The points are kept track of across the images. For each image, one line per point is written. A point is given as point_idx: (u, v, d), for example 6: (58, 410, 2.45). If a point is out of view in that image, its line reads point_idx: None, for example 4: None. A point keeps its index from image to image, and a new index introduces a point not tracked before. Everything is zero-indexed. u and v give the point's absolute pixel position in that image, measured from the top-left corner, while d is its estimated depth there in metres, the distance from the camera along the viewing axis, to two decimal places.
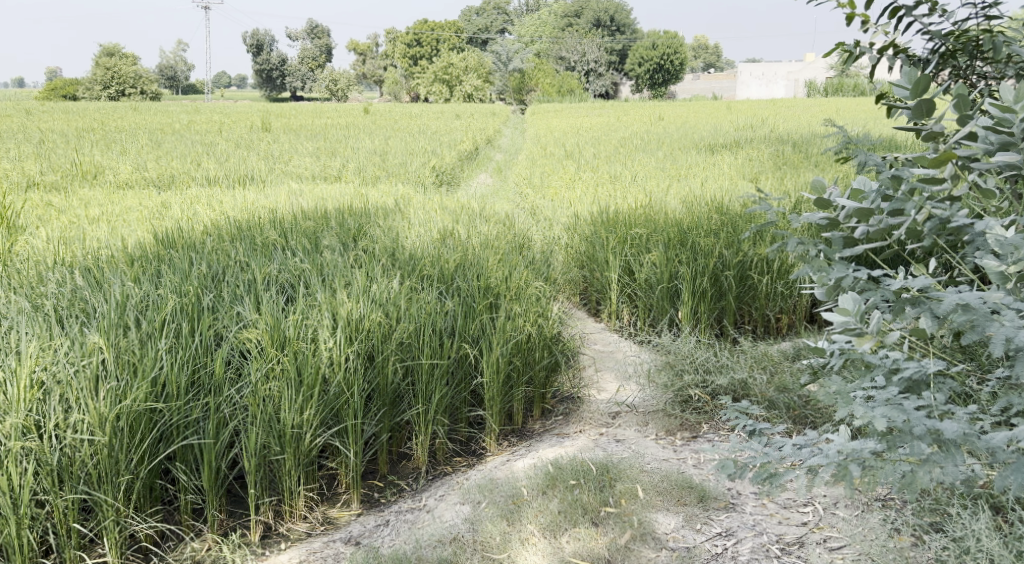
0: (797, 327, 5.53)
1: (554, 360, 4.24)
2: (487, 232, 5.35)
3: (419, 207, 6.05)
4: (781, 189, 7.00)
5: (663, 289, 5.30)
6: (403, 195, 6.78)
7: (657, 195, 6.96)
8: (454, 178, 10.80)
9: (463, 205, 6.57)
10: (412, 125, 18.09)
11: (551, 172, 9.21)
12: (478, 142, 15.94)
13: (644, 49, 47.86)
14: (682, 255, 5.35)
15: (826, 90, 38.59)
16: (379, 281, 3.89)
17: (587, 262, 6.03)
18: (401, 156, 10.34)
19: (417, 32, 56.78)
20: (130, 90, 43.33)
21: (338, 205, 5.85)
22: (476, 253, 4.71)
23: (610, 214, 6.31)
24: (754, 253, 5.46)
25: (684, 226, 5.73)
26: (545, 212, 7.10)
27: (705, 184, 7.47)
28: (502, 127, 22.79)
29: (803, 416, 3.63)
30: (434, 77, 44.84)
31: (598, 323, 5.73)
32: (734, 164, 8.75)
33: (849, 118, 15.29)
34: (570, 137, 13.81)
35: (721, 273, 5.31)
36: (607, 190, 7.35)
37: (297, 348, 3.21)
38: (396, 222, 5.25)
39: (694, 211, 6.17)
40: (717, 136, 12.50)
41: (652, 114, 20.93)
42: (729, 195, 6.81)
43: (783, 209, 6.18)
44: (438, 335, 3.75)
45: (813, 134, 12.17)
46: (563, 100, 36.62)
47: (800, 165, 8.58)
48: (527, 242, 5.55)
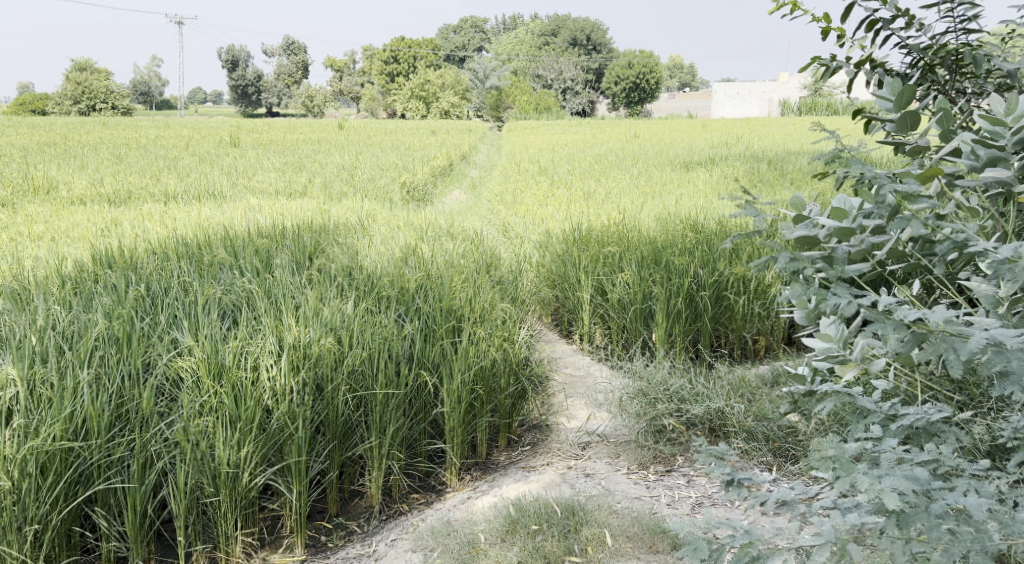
0: (774, 349, 5.34)
1: (521, 387, 3.99)
2: (452, 250, 5.10)
3: (382, 224, 5.79)
4: (757, 207, 6.83)
5: (637, 311, 5.08)
6: (368, 212, 6.52)
7: (630, 212, 6.76)
8: (425, 194, 10.55)
9: (430, 222, 6.32)
10: (385, 141, 17.85)
11: (524, 189, 9.00)
12: (452, 158, 15.72)
13: (619, 67, 48.08)
14: (656, 274, 5.14)
15: (799, 109, 38.89)
16: (331, 303, 3.64)
17: (558, 281, 5.80)
18: (371, 171, 10.09)
19: (393, 49, 56.68)
20: (101, 105, 42.73)
21: (297, 222, 5.58)
22: (439, 273, 4.46)
23: (581, 232, 6.10)
24: (730, 272, 5.26)
25: (658, 245, 5.52)
26: (516, 229, 6.88)
27: (680, 201, 7.29)
28: (477, 143, 22.62)
29: (783, 449, 3.40)
30: (411, 93, 44.70)
31: (571, 344, 5.49)
32: (709, 181, 8.59)
33: (822, 136, 15.26)
34: (545, 153, 13.64)
35: (695, 294, 5.10)
36: (579, 207, 7.15)
37: (235, 379, 3.01)
38: (356, 239, 4.99)
39: (669, 229, 5.98)
40: (693, 154, 12.39)
41: (627, 132, 20.86)
42: (704, 212, 6.63)
43: (759, 227, 6.00)
44: (394, 362, 3.50)
45: (789, 152, 12.09)
46: (539, 117, 36.59)
47: (776, 182, 8.44)
48: (495, 261, 5.31)
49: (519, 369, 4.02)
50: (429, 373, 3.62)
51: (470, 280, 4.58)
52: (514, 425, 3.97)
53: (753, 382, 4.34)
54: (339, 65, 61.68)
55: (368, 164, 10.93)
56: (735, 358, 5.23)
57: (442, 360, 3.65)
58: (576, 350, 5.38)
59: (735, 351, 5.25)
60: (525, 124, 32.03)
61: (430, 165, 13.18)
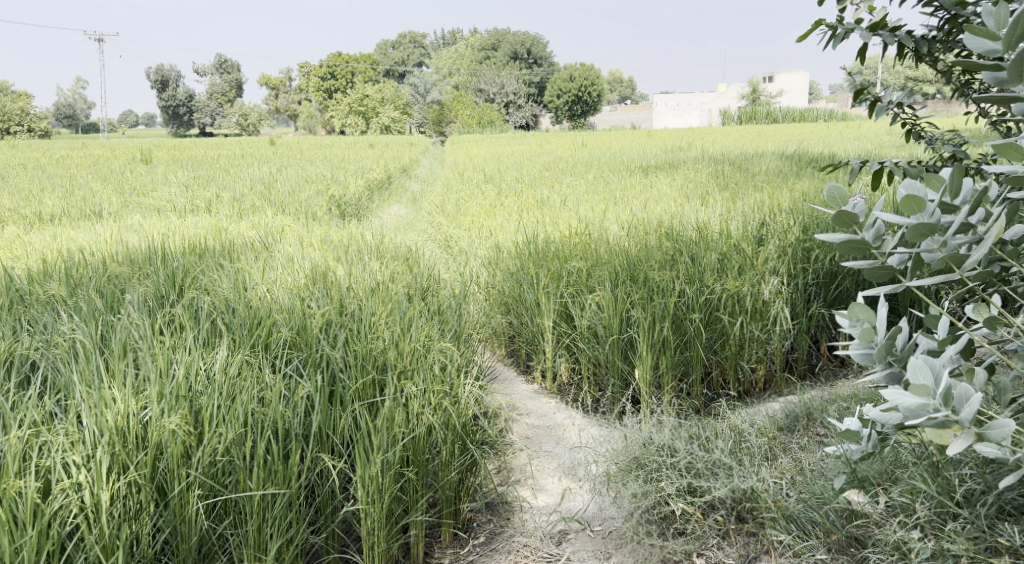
0: (777, 380, 4.38)
1: (469, 459, 2.91)
2: (377, 271, 4.00)
3: (291, 243, 4.68)
4: (738, 210, 5.87)
5: (615, 345, 3.98)
6: (280, 228, 5.40)
7: (591, 221, 5.75)
8: (357, 210, 9.40)
9: (354, 239, 5.20)
10: (317, 155, 16.62)
11: (468, 199, 7.94)
12: (389, 170, 14.58)
13: (560, 79, 47.50)
14: (635, 293, 4.09)
15: (740, 118, 38.78)
16: (190, 360, 2.57)
17: (514, 305, 4.75)
18: (293, 185, 8.92)
19: (330, 66, 55.27)
20: (18, 128, 40.49)
21: (181, 245, 4.44)
22: (356, 306, 3.37)
23: (538, 245, 5.07)
24: (722, 288, 4.27)
25: (631, 257, 4.50)
26: (459, 244, 5.82)
27: (647, 206, 6.31)
28: (419, 157, 21.51)
29: (847, 545, 2.36)
30: (348, 110, 43.40)
31: (528, 384, 4.47)
32: (676, 185, 7.63)
33: (778, 139, 14.56)
34: (490, 163, 12.63)
35: (685, 315, 4.09)
36: (531, 217, 6.11)
37: (13, 492, 1.97)
38: (250, 263, 3.87)
39: (642, 238, 4.98)
40: (648, 158, 11.49)
41: (575, 141, 20.00)
42: (679, 218, 5.65)
43: (748, 232, 5.02)
44: (278, 442, 2.43)
45: (752, 152, 11.27)
46: (481, 131, 35.66)
47: (749, 182, 7.54)
48: (433, 284, 4.23)
49: (465, 433, 2.94)
50: (330, 451, 2.55)
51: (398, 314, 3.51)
52: (463, 512, 2.87)
53: (769, 433, 3.34)
54: (275, 82, 59.90)
55: (292, 178, 9.76)
56: (732, 395, 4.23)
57: (345, 433, 2.54)
58: (536, 391, 4.37)
59: (732, 386, 4.24)
60: (469, 138, 31.04)
61: (364, 177, 12.05)
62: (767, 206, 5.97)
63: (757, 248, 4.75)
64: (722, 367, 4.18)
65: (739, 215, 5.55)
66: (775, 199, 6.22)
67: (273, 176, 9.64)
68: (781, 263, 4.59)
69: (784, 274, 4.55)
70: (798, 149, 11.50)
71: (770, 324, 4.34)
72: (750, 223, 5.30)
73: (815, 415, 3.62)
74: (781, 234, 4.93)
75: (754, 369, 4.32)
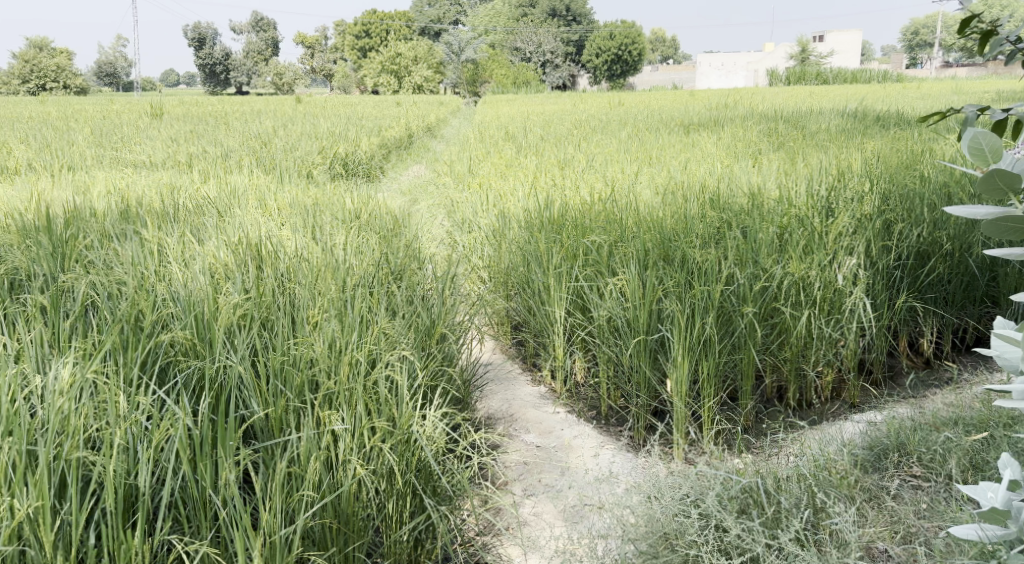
0: (847, 389, 3.47)
1: (426, 521, 2.05)
2: (340, 246, 3.15)
3: (250, 206, 3.85)
4: (797, 175, 4.91)
5: (644, 346, 3.03)
6: (251, 188, 4.59)
7: (620, 184, 4.83)
8: (366, 170, 8.57)
9: (336, 202, 4.37)
10: (338, 111, 15.83)
11: (484, 158, 7.08)
12: (412, 129, 13.73)
13: (600, 38, 45.98)
14: (670, 279, 3.18)
15: (788, 80, 36.95)
16: (5, 382, 1.75)
17: (522, 285, 3.89)
18: (295, 141, 8.11)
19: (364, 23, 54.29)
20: (52, 84, 40.32)
21: (114, 203, 3.64)
22: (293, 296, 2.53)
23: (554, 215, 4.17)
24: (783, 272, 3.34)
25: (666, 230, 3.61)
26: (463, 209, 4.98)
27: (686, 166, 5.39)
28: (447, 116, 20.59)
29: None
30: (380, 67, 42.34)
31: (530, 385, 3.62)
32: (722, 144, 6.66)
33: (832, 98, 13.37)
34: (519, 121, 11.73)
35: (734, 306, 3.16)
36: (550, 179, 5.21)
37: None
38: (177, 231, 3.05)
39: (681, 207, 4.06)
40: (691, 117, 10.48)
41: (611, 101, 18.93)
42: (725, 182, 4.71)
43: (811, 200, 4.09)
44: (113, 516, 1.60)
45: (807, 111, 10.18)
46: (516, 91, 34.52)
47: (807, 141, 6.55)
48: (416, 262, 3.38)
49: (422, 482, 2.09)
50: (202, 524, 1.71)
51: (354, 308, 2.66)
52: None
53: (849, 481, 2.43)
54: (310, 40, 59.00)
55: (298, 133, 8.96)
56: (792, 410, 3.31)
57: (218, 500, 1.70)
58: (539, 394, 3.53)
59: (792, 398, 3.32)
60: (501, 97, 30.04)
61: (381, 135, 11.20)
62: (832, 169, 5.00)
63: (824, 221, 3.81)
64: (778, 375, 3.26)
65: (798, 181, 4.62)
66: (840, 160, 5.25)
67: (276, 131, 8.85)
68: (855, 240, 3.64)
69: (859, 255, 3.60)
70: (858, 107, 10.39)
71: (843, 319, 3.41)
72: (814, 189, 4.34)
73: (909, 450, 2.69)
74: (856, 205, 3.97)
75: (818, 375, 3.40)
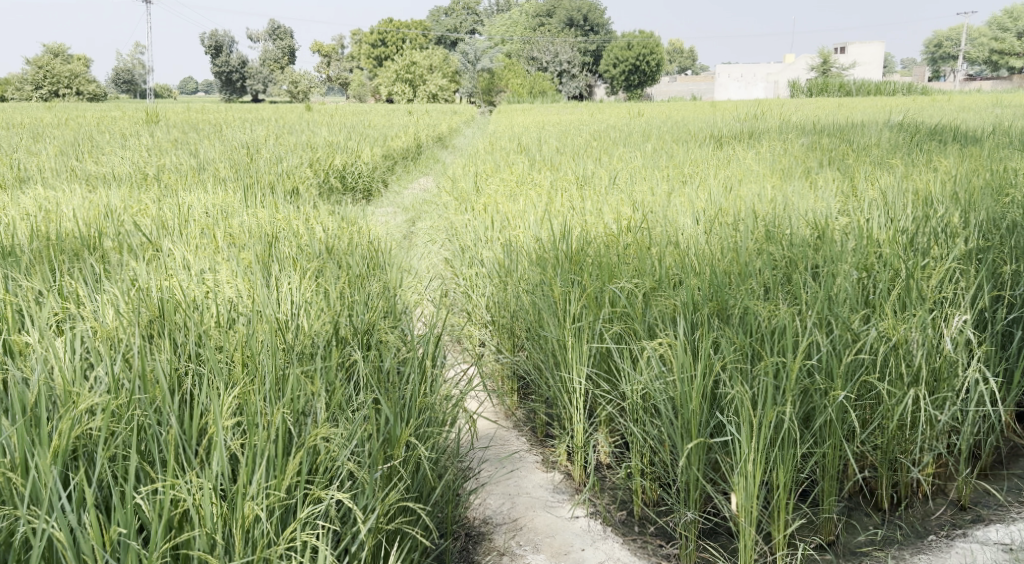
0: (955, 486, 2.64)
1: None
2: (290, 299, 2.38)
3: (192, 240, 3.10)
4: (864, 199, 4.09)
5: (695, 441, 2.24)
6: (209, 210, 3.83)
7: (651, 208, 4.05)
8: (365, 184, 7.84)
9: (309, 227, 3.61)
10: (344, 119, 15.16)
11: (494, 172, 6.34)
12: (420, 138, 12.99)
13: (618, 48, 45.29)
14: (728, 343, 2.38)
15: (811, 91, 36.02)
16: None
17: (531, 340, 3.09)
18: (286, 151, 7.38)
19: (379, 31, 54.06)
20: (65, 90, 40.17)
21: (20, 233, 2.90)
22: (197, 388, 1.75)
23: (573, 249, 3.38)
24: (874, 335, 2.53)
25: (716, 273, 2.83)
26: (464, 235, 4.23)
27: (727, 186, 4.61)
28: (461, 126, 19.92)
29: None
30: (394, 76, 41.84)
31: (541, 469, 2.80)
32: (764, 159, 5.83)
33: (871, 109, 12.51)
34: (534, 132, 10.99)
35: (817, 385, 2.35)
36: (566, 200, 4.43)
37: None
38: (75, 279, 2.30)
39: (732, 240, 3.26)
40: (721, 128, 9.68)
41: (631, 110, 18.19)
42: (779, 206, 3.90)
43: (891, 234, 3.29)
44: None
45: (848, 122, 9.35)
46: (530, 101, 33.85)
47: (860, 157, 5.75)
48: (394, 318, 2.60)
49: None
50: None
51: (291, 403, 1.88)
52: None
53: None
54: (325, 48, 58.65)
55: (291, 143, 8.23)
56: (887, 517, 2.49)
57: None
58: (551, 485, 2.70)
59: (886, 503, 2.51)
60: (516, 107, 29.41)
61: (386, 144, 10.46)
62: (904, 192, 4.19)
63: (916, 261, 3.00)
64: (872, 476, 2.44)
65: (865, 209, 3.83)
66: (910, 181, 4.45)
67: (268, 141, 8.13)
68: (961, 290, 2.83)
69: (969, 310, 2.78)
70: (903, 119, 9.51)
71: (952, 396, 2.59)
72: (891, 220, 3.54)
73: None
74: (954, 242, 3.15)
75: (919, 469, 2.59)
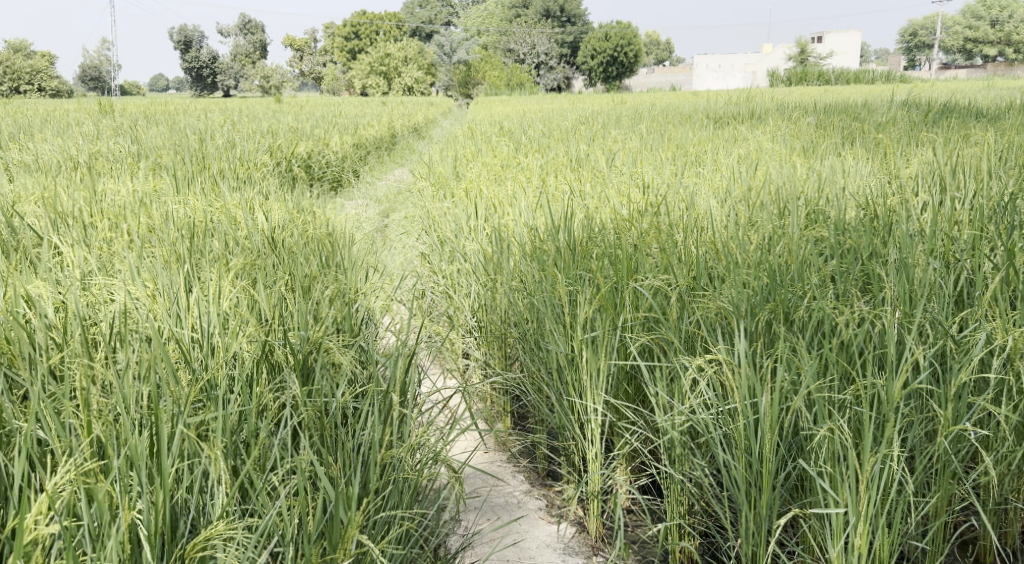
0: None
1: None
2: (204, 313, 1.73)
3: (96, 238, 2.44)
4: (912, 176, 3.50)
5: (767, 498, 1.62)
6: (134, 201, 3.17)
7: (662, 190, 3.43)
8: (333, 174, 7.17)
9: (252, 217, 2.97)
10: (315, 109, 14.43)
11: (475, 156, 5.71)
12: (395, 127, 12.31)
13: (596, 39, 44.75)
14: (800, 358, 1.77)
15: (789, 82, 35.59)
16: None
17: (530, 352, 2.45)
18: (245, 138, 6.69)
19: (353, 24, 53.14)
20: (27, 86, 38.92)
21: None
22: (22, 466, 1.11)
23: (577, 238, 2.75)
24: (985, 342, 1.92)
25: (766, 263, 2.21)
26: (442, 226, 3.59)
27: (744, 165, 4.01)
28: (438, 117, 19.24)
29: None
30: (368, 69, 40.85)
31: (545, 520, 2.15)
32: (776, 138, 5.23)
33: (865, 92, 12.01)
34: (516, 118, 10.35)
35: (923, 415, 1.74)
36: (562, 183, 3.81)
37: None
38: None
39: (774, 223, 2.64)
40: (717, 110, 9.09)
41: (613, 98, 17.58)
42: (817, 186, 3.30)
43: (966, 215, 2.69)
44: None
45: (851, 102, 8.78)
46: (506, 93, 33.17)
47: (883, 133, 5.16)
48: (351, 333, 1.96)
49: None
50: None
51: (182, 477, 1.23)
52: None
53: None
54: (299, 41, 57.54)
55: (251, 130, 7.53)
56: None
57: None
58: (560, 545, 2.06)
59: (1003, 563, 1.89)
60: (493, 98, 28.73)
61: (358, 133, 9.78)
62: (955, 166, 3.59)
63: (1008, 244, 2.40)
64: (992, 531, 1.82)
65: (916, 188, 3.24)
66: (957, 155, 3.85)
67: (225, 128, 7.44)
68: None
69: None
70: (908, 98, 8.97)
71: None
72: (955, 197, 2.94)
73: None
74: None
75: None
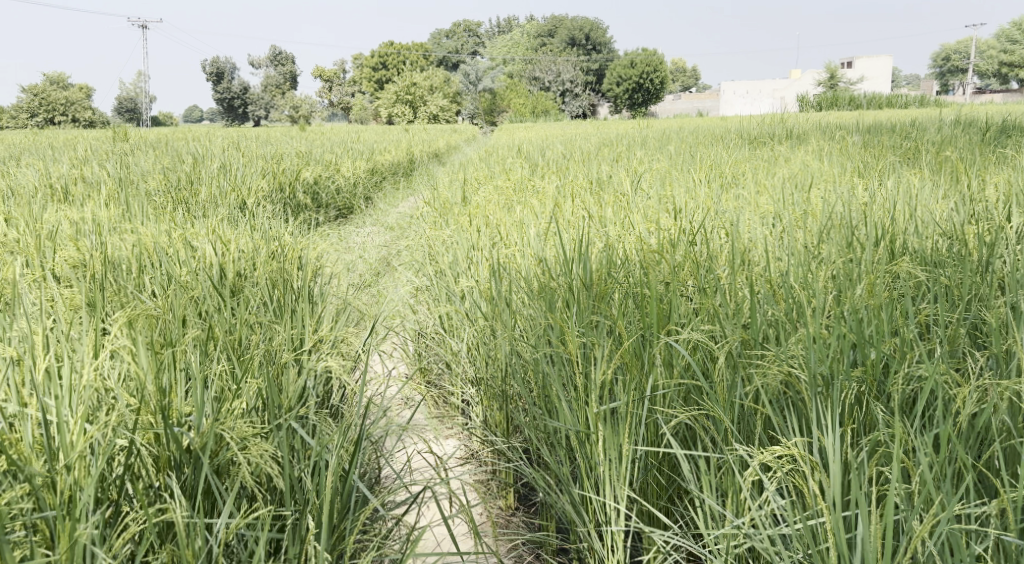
0: None
1: None
2: (61, 392, 1.23)
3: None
4: (997, 198, 2.95)
5: None
6: (79, 232, 2.71)
7: (698, 215, 2.90)
8: (340, 200, 6.74)
9: (207, 249, 2.49)
10: (335, 136, 14.11)
11: (489, 180, 5.23)
12: (413, 152, 11.91)
13: (623, 66, 44.47)
14: (911, 453, 1.22)
15: (820, 107, 34.90)
16: None
17: (535, 420, 1.91)
18: (246, 162, 6.28)
19: (380, 54, 53.49)
20: (60, 117, 39.46)
21: None
22: None
23: (594, 273, 2.23)
24: None
25: (841, 310, 1.67)
26: (440, 258, 3.10)
27: (793, 186, 3.48)
28: (461, 143, 18.87)
29: None
30: (394, 98, 40.87)
31: None
32: (823, 158, 4.70)
33: (905, 113, 11.40)
34: (538, 142, 9.90)
35: None
36: (579, 207, 3.31)
37: None
38: None
39: (843, 254, 2.10)
40: (752, 131, 8.56)
41: (641, 122, 17.10)
42: (883, 209, 2.76)
43: None
44: None
45: (898, 121, 8.19)
46: (531, 120, 32.87)
47: (944, 150, 4.60)
48: (284, 410, 1.46)
49: None
50: None
51: None
52: None
53: None
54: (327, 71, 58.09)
55: (257, 155, 7.14)
56: None
57: None
58: None
59: None
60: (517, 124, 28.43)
61: (373, 158, 9.37)
62: None
63: None
64: None
65: (1006, 211, 2.68)
66: None
67: (229, 152, 7.06)
68: None
69: None
70: (960, 117, 8.36)
71: None
72: None
73: None
74: None
75: None
